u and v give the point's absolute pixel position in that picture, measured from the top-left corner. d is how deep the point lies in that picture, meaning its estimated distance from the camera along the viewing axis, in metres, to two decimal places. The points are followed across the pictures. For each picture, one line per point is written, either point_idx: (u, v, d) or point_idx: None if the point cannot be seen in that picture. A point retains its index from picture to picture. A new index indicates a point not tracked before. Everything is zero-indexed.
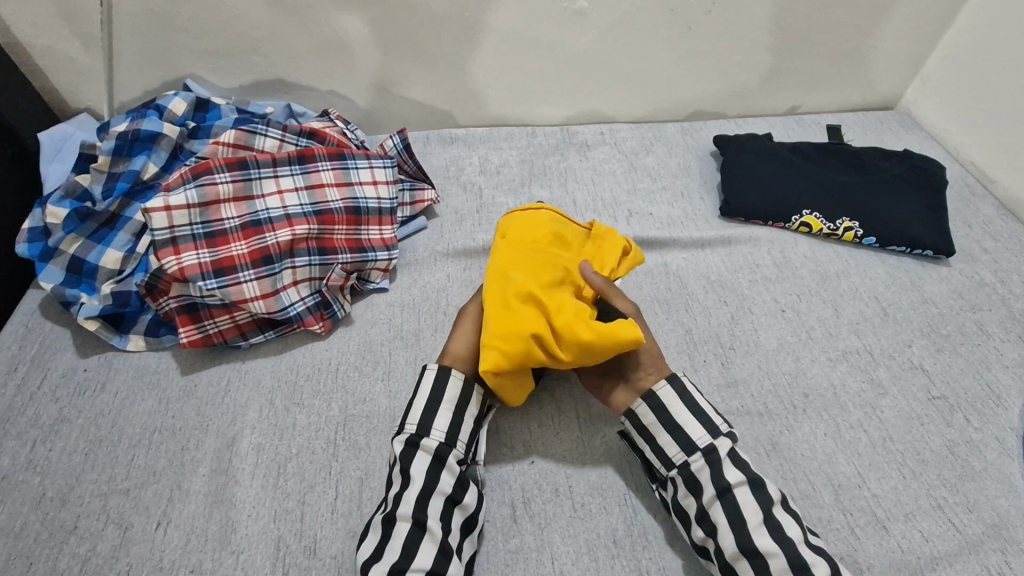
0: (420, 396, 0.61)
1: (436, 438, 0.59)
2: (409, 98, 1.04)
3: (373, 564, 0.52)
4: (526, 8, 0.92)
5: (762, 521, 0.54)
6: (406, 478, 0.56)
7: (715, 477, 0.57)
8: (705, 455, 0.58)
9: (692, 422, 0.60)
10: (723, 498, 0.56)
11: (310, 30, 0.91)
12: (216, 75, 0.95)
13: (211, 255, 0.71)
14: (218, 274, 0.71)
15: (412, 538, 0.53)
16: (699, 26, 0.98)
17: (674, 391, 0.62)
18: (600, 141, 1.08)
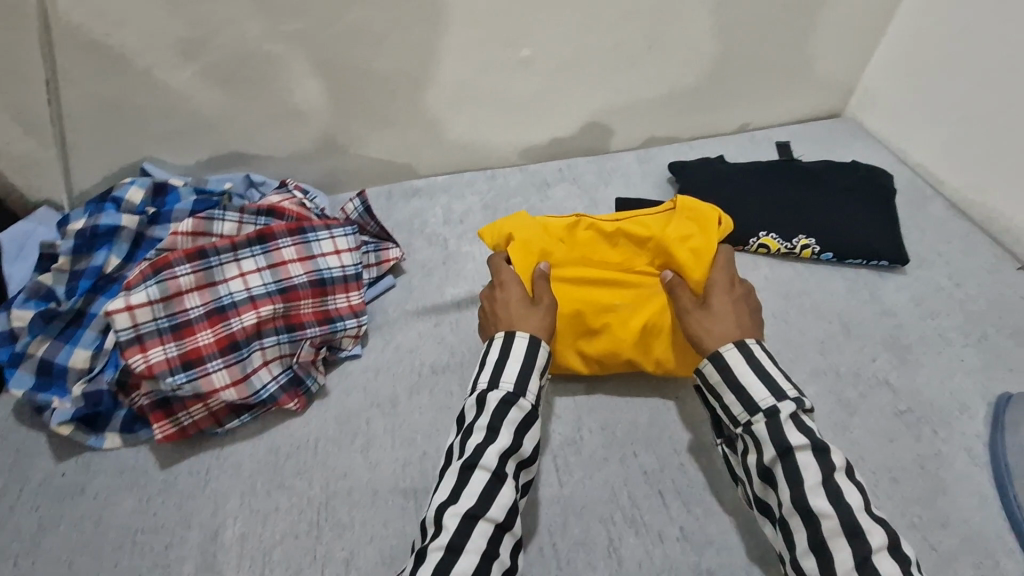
0: (515, 360, 0.64)
1: (502, 389, 0.63)
2: (369, 156, 1.05)
3: (449, 506, 0.57)
4: (474, 63, 0.95)
5: (820, 482, 0.56)
6: (495, 433, 0.60)
7: (776, 440, 0.59)
8: (767, 417, 0.60)
9: (757, 385, 0.62)
10: (784, 463, 0.58)
11: (264, 102, 0.93)
12: (173, 155, 0.96)
13: (178, 348, 0.70)
14: (186, 368, 0.70)
15: (495, 488, 0.58)
16: (642, 61, 1.01)
17: (741, 354, 0.64)
18: (559, 178, 1.10)
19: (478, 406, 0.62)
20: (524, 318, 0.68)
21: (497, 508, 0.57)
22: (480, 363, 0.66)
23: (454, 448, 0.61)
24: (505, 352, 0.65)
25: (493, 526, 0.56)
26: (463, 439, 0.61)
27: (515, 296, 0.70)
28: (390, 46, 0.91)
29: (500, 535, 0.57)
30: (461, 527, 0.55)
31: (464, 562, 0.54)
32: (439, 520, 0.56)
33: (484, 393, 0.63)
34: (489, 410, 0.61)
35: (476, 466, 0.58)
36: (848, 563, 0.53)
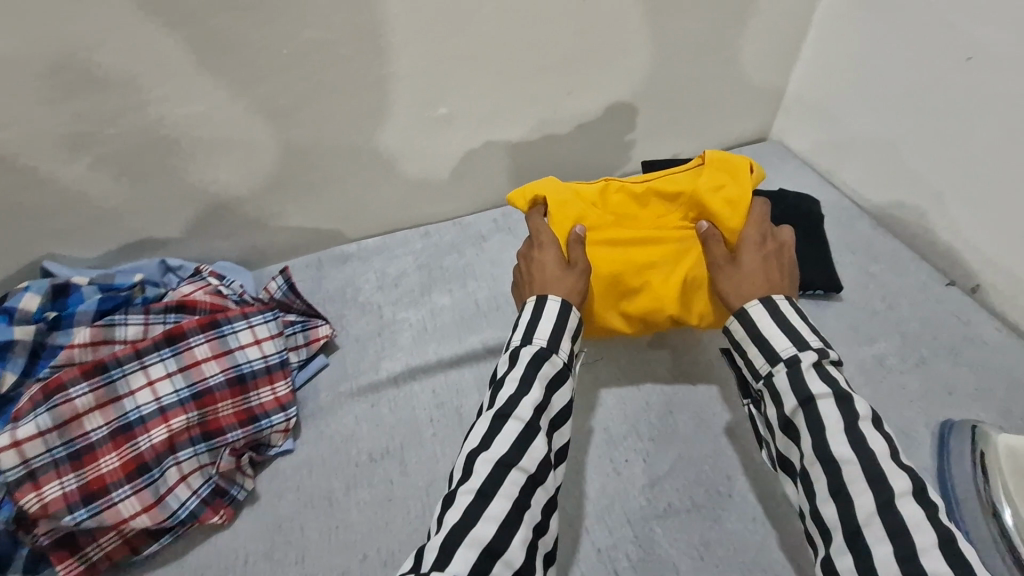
0: (547, 320, 0.68)
1: (537, 345, 0.66)
2: (293, 227, 1.01)
3: (480, 451, 0.58)
4: (389, 126, 0.93)
5: (843, 429, 0.57)
6: (528, 384, 0.62)
7: (797, 387, 0.60)
8: (788, 365, 0.61)
9: (779, 335, 0.63)
10: (806, 408, 0.59)
11: (171, 186, 0.88)
12: (76, 250, 0.90)
13: (78, 479, 0.65)
14: (88, 502, 0.64)
15: (528, 437, 0.59)
16: (562, 107, 1.01)
17: (764, 307, 0.66)
18: (494, 229, 1.07)
19: (513, 359, 0.66)
20: (557, 283, 0.71)
21: (529, 459, 0.58)
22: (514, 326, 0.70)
23: (488, 400, 0.64)
24: (540, 311, 0.69)
25: (526, 475, 0.57)
26: (496, 391, 0.63)
27: (550, 259, 0.73)
28: (300, 118, 0.88)
29: (530, 488, 0.57)
30: (493, 473, 0.56)
31: (494, 507, 0.54)
32: (470, 465, 0.57)
33: (517, 349, 0.66)
34: (522, 362, 0.64)
35: (509, 414, 0.60)
36: (869, 506, 0.53)
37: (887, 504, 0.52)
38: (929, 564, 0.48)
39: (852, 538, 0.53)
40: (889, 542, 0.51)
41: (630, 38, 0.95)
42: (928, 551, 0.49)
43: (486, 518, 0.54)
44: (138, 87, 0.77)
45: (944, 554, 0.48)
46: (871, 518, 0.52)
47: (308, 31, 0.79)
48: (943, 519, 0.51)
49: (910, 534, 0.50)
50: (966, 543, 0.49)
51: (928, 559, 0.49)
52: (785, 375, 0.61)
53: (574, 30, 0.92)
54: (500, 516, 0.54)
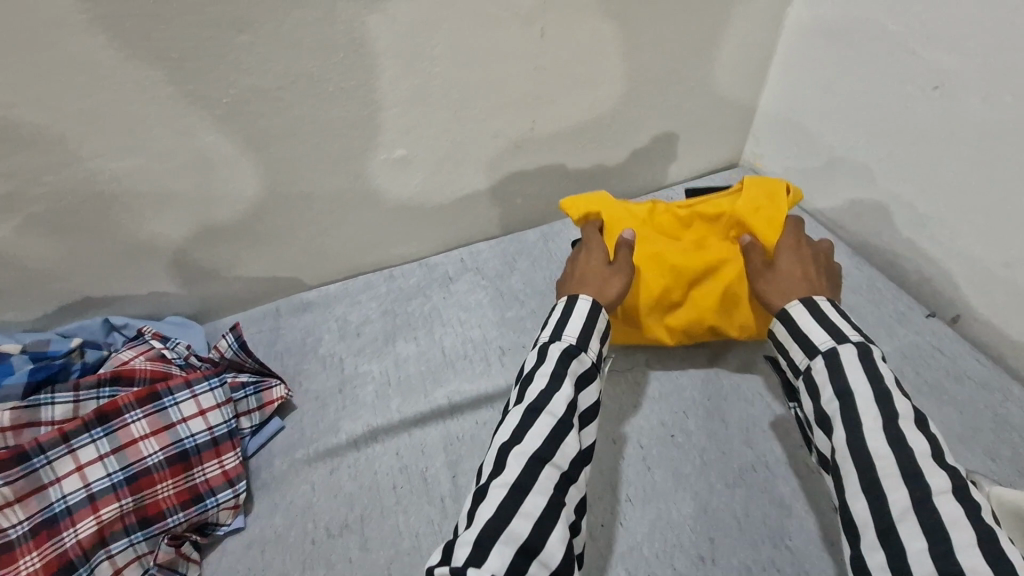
0: (578, 319, 0.66)
1: (567, 341, 0.64)
2: (248, 276, 0.96)
3: (511, 445, 0.55)
4: (345, 171, 0.89)
5: (880, 425, 0.54)
6: (560, 379, 0.60)
7: (834, 379, 0.59)
8: (826, 356, 0.60)
9: (817, 329, 0.62)
10: (842, 400, 0.57)
11: (111, 243, 0.83)
12: (10, 314, 0.84)
13: None
14: None
15: (562, 433, 0.56)
16: (527, 143, 0.98)
17: (806, 307, 0.64)
18: (462, 269, 1.03)
19: (541, 355, 0.63)
20: (594, 277, 0.73)
21: (562, 456, 0.55)
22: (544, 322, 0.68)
23: (516, 395, 0.61)
24: (571, 310, 0.67)
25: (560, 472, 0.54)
26: (523, 387, 0.60)
27: (595, 258, 0.75)
28: (248, 167, 0.83)
29: (565, 487, 0.55)
30: (525, 469, 0.53)
31: (529, 504, 0.51)
32: (502, 457, 0.55)
33: (546, 345, 0.64)
34: (552, 358, 0.62)
35: (542, 408, 0.57)
36: (903, 502, 0.50)
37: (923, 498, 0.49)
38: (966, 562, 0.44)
39: (885, 538, 0.49)
40: (924, 539, 0.47)
41: (592, 71, 0.93)
42: (967, 550, 0.45)
43: (521, 515, 0.50)
44: (67, 143, 0.72)
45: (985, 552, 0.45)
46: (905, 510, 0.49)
47: (248, 78, 0.74)
48: (986, 517, 0.47)
49: (947, 533, 0.46)
50: (1010, 544, 0.46)
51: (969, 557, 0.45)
52: (821, 365, 0.60)
53: (533, 65, 0.88)
54: (533, 514, 0.51)
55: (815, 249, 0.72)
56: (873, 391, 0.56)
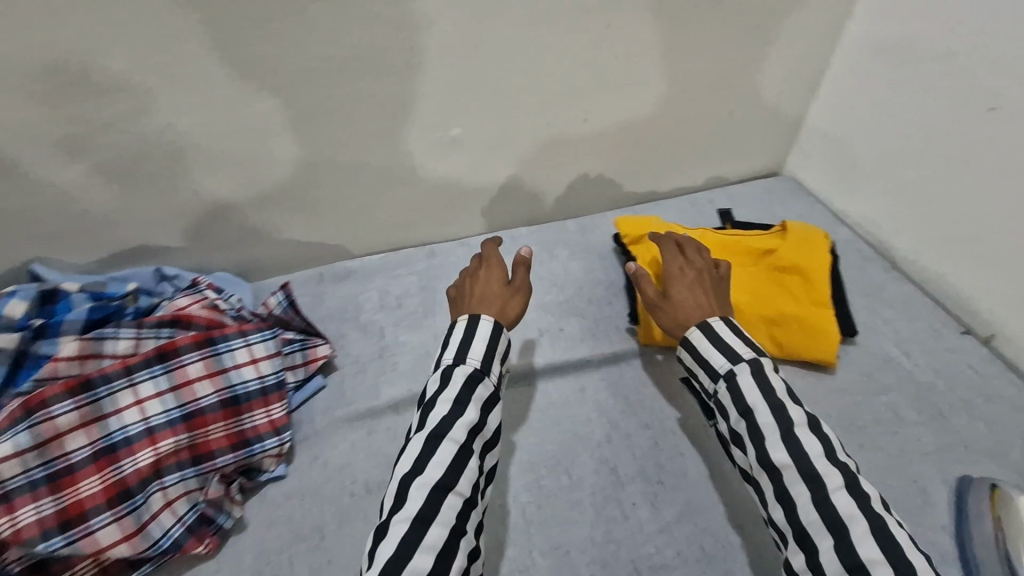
0: (481, 339, 0.67)
1: (471, 364, 0.65)
2: (295, 240, 0.98)
3: (415, 475, 0.57)
4: (400, 144, 0.91)
5: (780, 438, 0.59)
6: (463, 406, 0.62)
7: (737, 400, 0.63)
8: (727, 381, 0.64)
9: (716, 354, 0.66)
10: (748, 419, 0.61)
11: (172, 195, 0.85)
12: (68, 254, 0.86)
13: (55, 504, 0.61)
14: (65, 528, 0.60)
15: (463, 460, 0.59)
16: (576, 134, 0.99)
17: (704, 333, 0.68)
18: (501, 252, 1.05)
19: (444, 380, 0.64)
20: (492, 300, 0.73)
21: (467, 483, 0.58)
22: (444, 342, 0.69)
23: (417, 421, 0.63)
24: (473, 332, 0.67)
25: (462, 497, 0.57)
26: (426, 412, 0.62)
27: (492, 280, 0.77)
28: (305, 133, 0.85)
29: (468, 509, 0.58)
30: (427, 498, 0.56)
31: (432, 535, 0.54)
32: (405, 490, 0.57)
33: (448, 368, 0.65)
34: (456, 383, 0.63)
35: (445, 435, 0.59)
36: (806, 500, 0.56)
37: (824, 499, 0.55)
38: (865, 554, 0.51)
39: (801, 539, 0.55)
40: (830, 536, 0.53)
41: (646, 68, 0.94)
42: (864, 545, 0.51)
43: (424, 547, 0.53)
44: (142, 91, 0.74)
45: (879, 542, 0.51)
46: (810, 510, 0.55)
47: (317, 45, 0.77)
48: (876, 509, 0.53)
49: (849, 530, 0.53)
50: (898, 528, 0.53)
51: (863, 546, 0.51)
52: (728, 394, 0.64)
53: (588, 58, 0.90)
54: (438, 545, 0.54)
55: (697, 270, 0.77)
56: (777, 430, 0.59)
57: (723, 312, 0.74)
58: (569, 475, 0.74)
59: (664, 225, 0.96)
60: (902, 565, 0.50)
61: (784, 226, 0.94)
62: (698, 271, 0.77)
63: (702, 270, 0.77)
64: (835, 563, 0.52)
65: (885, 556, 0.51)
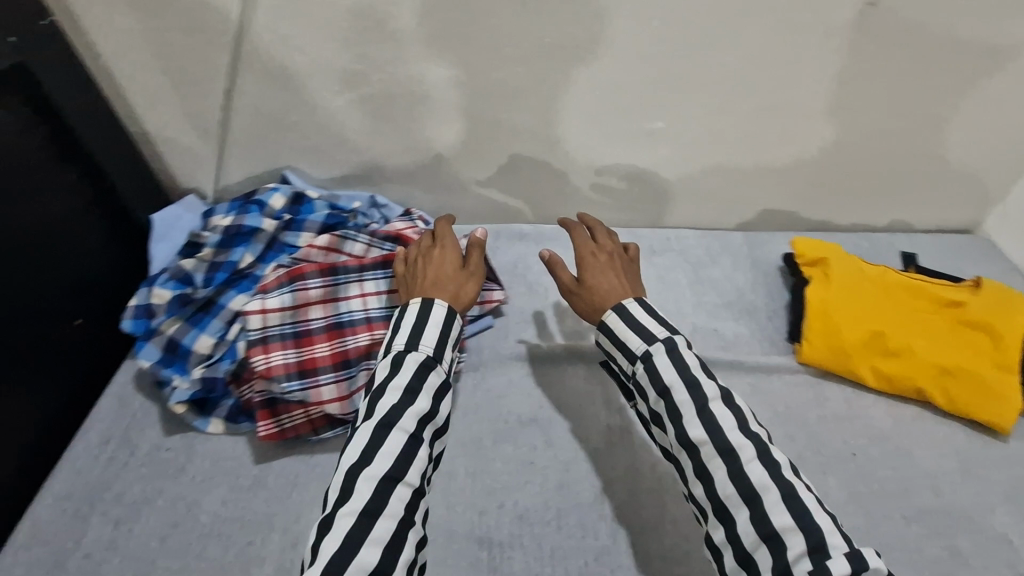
0: (432, 326, 0.69)
1: (422, 352, 0.67)
2: (485, 195, 1.08)
3: (361, 469, 0.57)
4: (605, 129, 0.95)
5: (695, 414, 0.61)
6: (413, 394, 0.63)
7: (655, 380, 0.65)
8: (644, 362, 0.66)
9: (632, 336, 0.68)
10: (665, 398, 0.63)
11: (403, 137, 0.97)
12: (312, 166, 1.01)
13: (296, 355, 0.77)
14: (300, 377, 0.76)
15: (411, 449, 0.60)
16: (773, 150, 0.98)
17: (617, 315, 0.71)
18: (666, 247, 1.08)
19: (394, 365, 0.65)
20: (451, 279, 0.77)
21: (415, 472, 0.59)
22: (396, 327, 0.70)
23: (365, 408, 0.62)
24: (426, 317, 0.70)
25: (412, 487, 0.58)
26: (375, 399, 0.62)
27: (447, 262, 0.79)
28: (530, 103, 0.92)
29: (416, 500, 0.59)
30: (376, 490, 0.56)
31: (379, 529, 0.55)
32: (351, 482, 0.57)
33: (400, 354, 0.66)
34: (406, 371, 0.64)
35: (393, 424, 0.60)
36: (733, 492, 0.57)
37: (737, 471, 0.58)
38: (777, 523, 0.54)
39: (718, 512, 0.58)
40: (745, 507, 0.56)
41: (878, 96, 0.91)
42: (775, 514, 0.55)
43: (371, 541, 0.54)
44: (407, 44, 0.84)
45: (790, 510, 0.55)
46: (727, 483, 0.58)
47: (571, 26, 0.82)
48: (785, 474, 0.57)
49: (762, 499, 0.56)
50: (807, 491, 0.57)
51: (778, 517, 0.55)
52: (644, 373, 0.66)
53: (821, 78, 0.88)
54: (384, 538, 0.54)
55: (608, 255, 0.82)
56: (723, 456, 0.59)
57: (636, 294, 0.79)
58: None
59: (847, 255, 0.94)
60: (810, 533, 0.53)
61: (979, 281, 0.89)
62: (610, 259, 0.82)
63: (612, 254, 0.82)
64: (752, 532, 0.56)
65: (795, 523, 0.54)
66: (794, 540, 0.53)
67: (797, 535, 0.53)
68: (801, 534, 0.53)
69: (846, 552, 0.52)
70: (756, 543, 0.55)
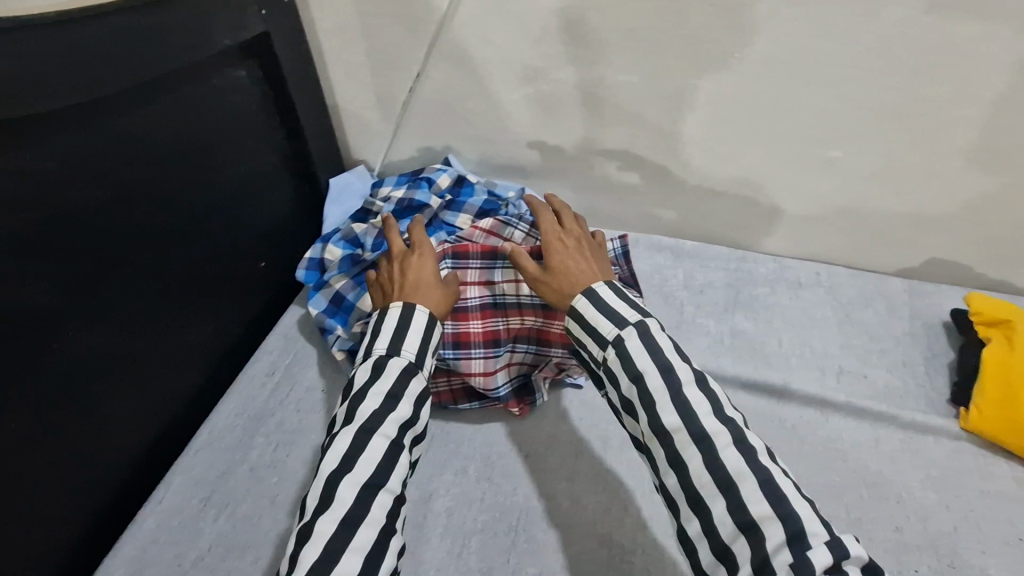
0: (415, 330, 0.69)
1: (404, 357, 0.67)
2: (630, 203, 1.08)
3: (343, 475, 0.59)
4: (777, 151, 0.93)
5: (670, 398, 0.58)
6: (394, 400, 0.64)
7: (628, 366, 0.61)
8: (614, 348, 0.63)
9: (604, 321, 0.65)
10: (637, 384, 0.60)
11: (566, 135, 0.99)
12: (473, 153, 1.06)
13: (452, 327, 0.84)
14: (454, 346, 0.83)
15: (392, 455, 0.61)
16: (960, 196, 0.90)
17: (587, 298, 0.67)
18: (814, 282, 1.03)
19: (376, 370, 0.65)
20: (431, 286, 0.75)
21: (396, 480, 0.61)
22: (376, 331, 0.70)
23: (344, 413, 0.63)
24: (408, 321, 0.70)
25: (393, 494, 0.60)
26: (355, 404, 0.63)
27: (425, 265, 0.78)
28: (702, 115, 0.91)
29: (397, 505, 0.61)
30: (359, 496, 0.58)
31: (361, 537, 0.56)
32: (331, 489, 0.58)
33: (382, 358, 0.67)
34: (388, 376, 0.65)
35: (376, 431, 0.61)
36: (709, 478, 0.55)
37: (715, 460, 0.55)
38: (755, 512, 0.52)
39: (694, 504, 0.56)
40: (723, 498, 0.54)
41: None
42: (755, 504, 0.52)
43: (352, 549, 0.55)
44: (595, 45, 0.87)
45: (768, 499, 0.52)
46: (703, 471, 0.55)
47: (763, 44, 0.82)
48: (761, 460, 0.55)
49: (740, 489, 0.53)
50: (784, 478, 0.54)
51: (755, 504, 0.52)
52: (616, 361, 0.63)
53: None
54: (365, 545, 0.56)
55: (574, 241, 0.79)
56: (705, 455, 0.55)
57: (604, 276, 0.75)
58: (849, 511, 0.75)
59: None
60: (789, 521, 0.51)
61: None
62: (572, 246, 0.78)
63: (579, 239, 0.79)
64: (729, 523, 0.53)
65: (775, 511, 0.52)
66: (773, 531, 0.51)
67: (776, 525, 0.51)
68: (779, 523, 0.51)
69: (826, 540, 0.50)
70: (735, 535, 0.53)
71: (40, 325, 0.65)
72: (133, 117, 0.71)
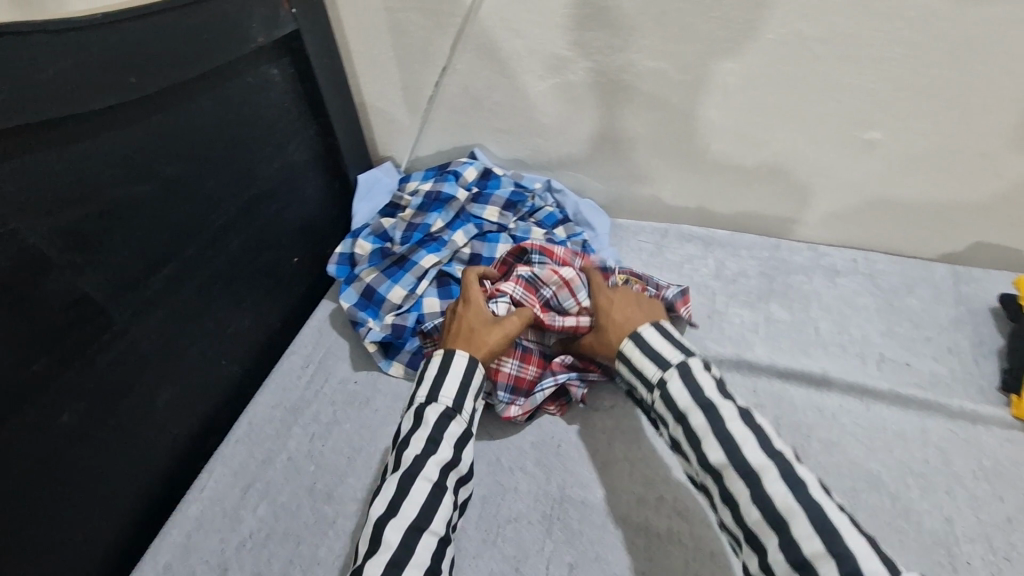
0: (454, 375, 0.70)
1: (442, 403, 0.68)
2: (658, 194, 1.06)
3: (389, 519, 0.60)
4: (810, 132, 0.90)
5: (709, 434, 0.58)
6: (434, 444, 0.65)
7: (671, 407, 0.63)
8: (658, 390, 0.65)
9: (647, 363, 0.67)
10: (683, 424, 0.61)
11: (593, 125, 0.99)
12: (499, 147, 1.07)
13: (513, 371, 0.82)
14: (510, 390, 0.81)
15: (435, 499, 0.62)
16: (1008, 175, 0.86)
17: (631, 340, 0.70)
18: (852, 269, 1.00)
19: (416, 418, 0.68)
20: (478, 331, 0.76)
21: (440, 520, 0.61)
22: (420, 377, 0.72)
23: (392, 460, 0.66)
24: (445, 366, 0.71)
25: (436, 537, 0.60)
26: (400, 449, 0.66)
27: (474, 311, 0.79)
28: (734, 100, 0.89)
29: (443, 547, 0.61)
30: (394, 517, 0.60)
31: None
32: (377, 535, 0.59)
33: (421, 406, 0.69)
34: (427, 423, 0.67)
35: (419, 474, 0.62)
36: (757, 515, 0.54)
37: (759, 489, 0.54)
38: (807, 549, 0.51)
39: (738, 499, 0.57)
40: (774, 535, 0.53)
41: None
42: (806, 540, 0.51)
43: None
44: (624, 33, 0.86)
45: (819, 533, 0.51)
46: (750, 508, 0.55)
47: (799, 22, 0.79)
48: (815, 498, 0.53)
49: (791, 525, 0.52)
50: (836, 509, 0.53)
51: (806, 543, 0.51)
52: (660, 403, 0.64)
53: None
54: None
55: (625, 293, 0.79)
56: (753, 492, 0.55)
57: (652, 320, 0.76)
58: (894, 502, 0.72)
59: None
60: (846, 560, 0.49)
61: None
62: (625, 296, 0.79)
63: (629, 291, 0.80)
64: (782, 561, 0.52)
65: (827, 548, 0.50)
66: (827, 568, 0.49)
67: (829, 562, 0.49)
68: (834, 561, 0.49)
69: None
70: (789, 573, 0.51)
71: (95, 315, 0.68)
72: (185, 103, 0.73)
